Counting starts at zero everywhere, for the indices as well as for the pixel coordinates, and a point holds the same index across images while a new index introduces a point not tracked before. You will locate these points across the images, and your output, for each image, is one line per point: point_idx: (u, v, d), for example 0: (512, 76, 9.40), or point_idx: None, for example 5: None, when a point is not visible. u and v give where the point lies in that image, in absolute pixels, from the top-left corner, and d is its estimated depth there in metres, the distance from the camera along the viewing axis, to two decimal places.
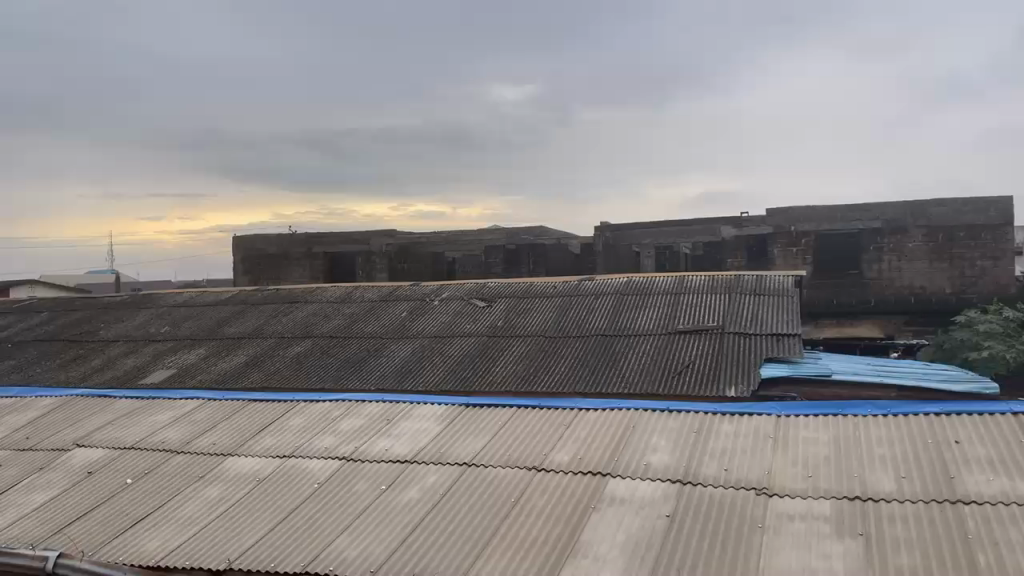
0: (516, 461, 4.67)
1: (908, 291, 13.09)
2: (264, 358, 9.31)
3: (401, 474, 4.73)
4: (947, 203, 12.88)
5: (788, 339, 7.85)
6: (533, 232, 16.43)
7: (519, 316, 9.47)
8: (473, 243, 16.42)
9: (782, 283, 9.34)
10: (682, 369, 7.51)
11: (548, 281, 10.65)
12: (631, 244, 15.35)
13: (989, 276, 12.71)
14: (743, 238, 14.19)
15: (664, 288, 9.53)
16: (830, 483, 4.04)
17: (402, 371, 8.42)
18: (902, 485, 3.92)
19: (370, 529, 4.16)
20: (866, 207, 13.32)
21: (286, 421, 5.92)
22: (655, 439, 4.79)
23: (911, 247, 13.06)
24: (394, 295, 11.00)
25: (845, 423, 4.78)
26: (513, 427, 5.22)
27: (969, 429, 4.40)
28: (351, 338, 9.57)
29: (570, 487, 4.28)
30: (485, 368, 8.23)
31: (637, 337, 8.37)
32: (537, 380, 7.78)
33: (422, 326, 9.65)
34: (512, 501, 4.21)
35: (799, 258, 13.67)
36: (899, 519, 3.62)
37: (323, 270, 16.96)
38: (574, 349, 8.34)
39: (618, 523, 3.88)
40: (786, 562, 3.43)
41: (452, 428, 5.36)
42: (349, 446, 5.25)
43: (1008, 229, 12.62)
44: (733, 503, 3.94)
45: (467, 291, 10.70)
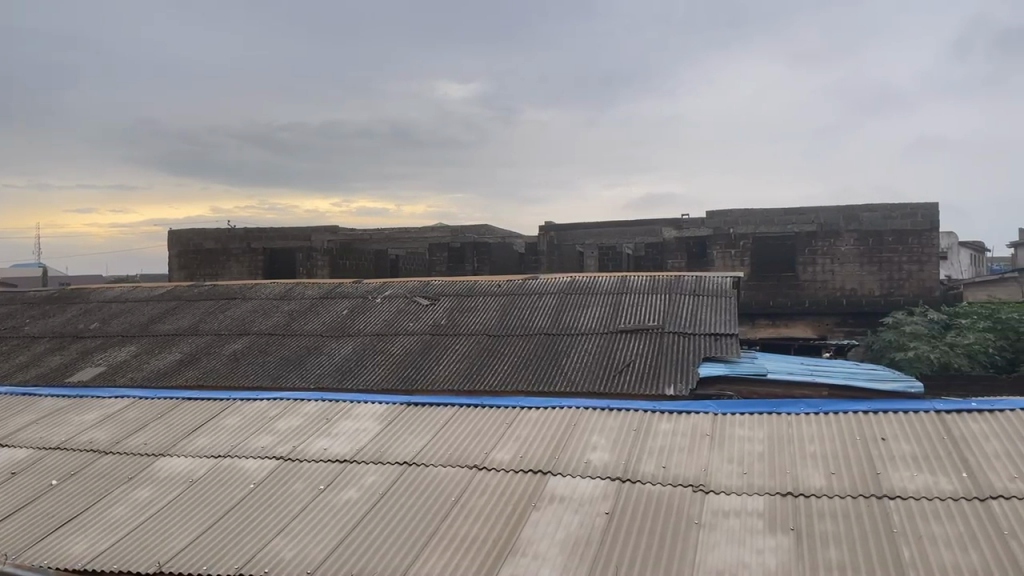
0: (457, 461, 4.65)
1: (840, 293, 13.52)
2: (198, 356, 9.07)
3: (340, 474, 4.66)
4: (876, 209, 13.34)
5: (726, 339, 8.03)
6: (477, 230, 16.39)
7: (462, 315, 9.45)
8: (416, 240, 16.28)
9: (721, 283, 9.54)
10: (623, 369, 7.60)
11: (492, 279, 10.65)
12: (575, 244, 15.61)
13: (915, 279, 13.24)
14: (684, 240, 14.44)
15: (606, 287, 9.62)
16: (763, 480, 4.14)
17: (343, 369, 8.31)
18: (832, 481, 4.05)
19: (307, 530, 4.10)
20: (801, 211, 13.72)
21: (221, 420, 5.78)
22: (595, 437, 4.84)
23: (843, 250, 13.49)
24: (335, 292, 10.84)
25: (778, 422, 4.91)
26: (455, 426, 5.20)
27: (895, 426, 4.57)
28: (291, 336, 9.40)
29: (511, 486, 4.29)
30: (427, 367, 8.18)
31: (579, 336, 8.43)
32: (480, 379, 7.77)
33: (364, 324, 9.55)
34: (452, 501, 4.19)
35: (737, 260, 13.97)
36: (829, 514, 3.74)
37: (263, 266, 16.63)
38: (517, 348, 8.36)
39: (557, 522, 3.90)
40: (721, 558, 3.51)
41: (392, 428, 5.31)
42: (286, 445, 5.15)
43: (933, 235, 13.17)
44: (670, 500, 4.01)
45: (410, 289, 10.61)
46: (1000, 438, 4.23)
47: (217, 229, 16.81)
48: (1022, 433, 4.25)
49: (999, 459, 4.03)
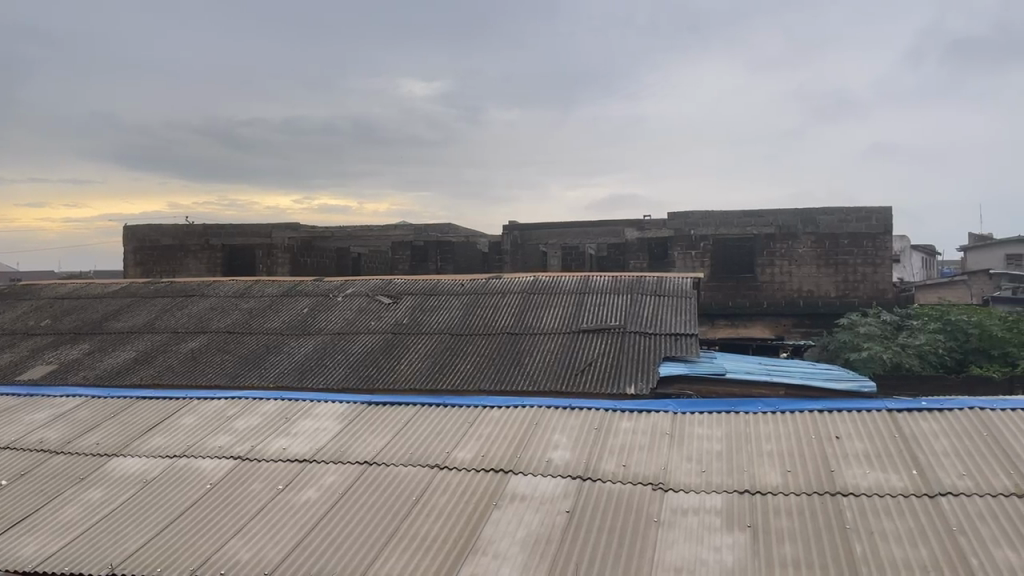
0: (418, 460, 4.63)
1: (797, 295, 13.77)
2: (154, 354, 8.89)
3: (299, 474, 4.61)
4: (833, 212, 13.61)
5: (686, 339, 8.14)
6: (440, 229, 16.34)
7: (425, 314, 9.41)
8: (379, 238, 16.17)
9: (682, 284, 9.66)
10: (584, 368, 7.65)
11: (455, 278, 10.63)
12: (538, 243, 15.66)
13: (870, 282, 13.55)
14: (646, 240, 14.56)
15: (569, 287, 9.67)
16: (721, 478, 4.20)
17: (304, 368, 8.22)
18: (788, 478, 4.12)
19: (265, 531, 4.04)
20: (759, 214, 13.95)
21: (177, 419, 5.68)
22: (557, 436, 4.86)
23: (800, 252, 13.74)
24: (296, 290, 10.72)
25: (736, 420, 4.99)
26: (416, 426, 5.18)
27: (849, 425, 4.68)
28: (250, 334, 9.27)
29: (472, 485, 4.29)
30: (389, 366, 8.12)
31: (541, 335, 8.46)
32: (442, 378, 7.75)
33: (325, 323, 9.45)
34: (413, 500, 4.18)
35: (698, 261, 14.15)
36: (785, 511, 3.81)
37: (221, 263, 16.36)
38: (479, 347, 8.36)
39: (519, 520, 3.91)
40: (679, 555, 3.55)
41: (353, 427, 5.27)
42: (244, 445, 5.08)
43: (887, 238, 13.50)
44: (630, 498, 4.05)
45: (372, 288, 10.54)
46: (949, 436, 4.35)
47: (175, 225, 16.49)
48: (970, 431, 4.38)
49: (948, 456, 4.14)
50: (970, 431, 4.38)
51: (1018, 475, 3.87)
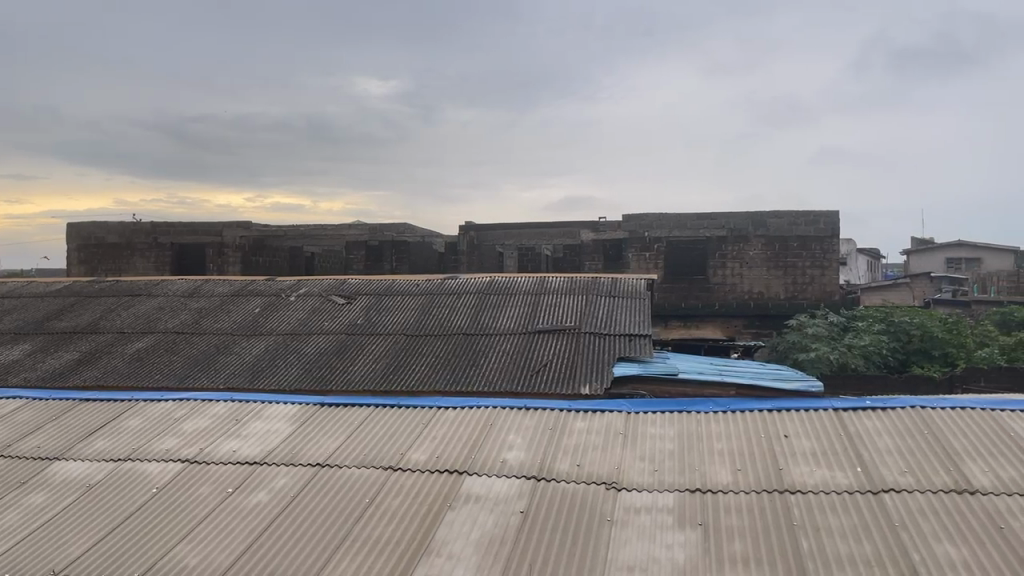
0: (372, 462, 4.60)
1: (747, 296, 14.03)
2: (99, 355, 8.65)
3: (249, 477, 4.54)
4: (783, 215, 13.91)
5: (640, 339, 8.23)
6: (396, 228, 16.24)
7: (380, 314, 9.34)
8: (333, 238, 16.00)
9: (636, 285, 9.76)
10: (540, 368, 7.68)
11: (410, 278, 10.57)
12: (494, 245, 15.68)
13: (817, 284, 13.87)
14: (601, 242, 14.69)
15: (525, 288, 9.69)
16: (674, 477, 4.26)
17: (255, 369, 8.10)
18: (738, 477, 4.19)
19: (213, 535, 3.97)
20: (712, 216, 14.19)
21: (122, 422, 5.53)
22: (511, 437, 4.86)
23: (751, 254, 14.00)
24: (247, 289, 10.53)
25: (688, 419, 5.06)
26: (370, 427, 5.13)
27: (797, 424, 4.78)
28: (199, 335, 9.08)
29: (426, 486, 4.27)
30: (342, 367, 8.04)
31: (497, 336, 8.47)
32: (397, 379, 7.70)
33: (277, 323, 9.32)
34: (367, 502, 4.14)
35: (652, 263, 14.34)
36: (735, 509, 3.88)
37: (170, 261, 16.01)
38: (434, 347, 8.32)
39: (473, 521, 3.91)
40: (632, 553, 3.58)
41: (305, 428, 5.20)
42: (192, 448, 4.97)
43: (834, 242, 13.84)
44: (584, 498, 4.07)
45: (326, 288, 10.42)
46: (892, 434, 4.48)
47: (122, 222, 16.08)
48: (912, 429, 4.52)
49: (891, 454, 4.26)
50: (912, 429, 4.51)
51: (957, 472, 4.00)
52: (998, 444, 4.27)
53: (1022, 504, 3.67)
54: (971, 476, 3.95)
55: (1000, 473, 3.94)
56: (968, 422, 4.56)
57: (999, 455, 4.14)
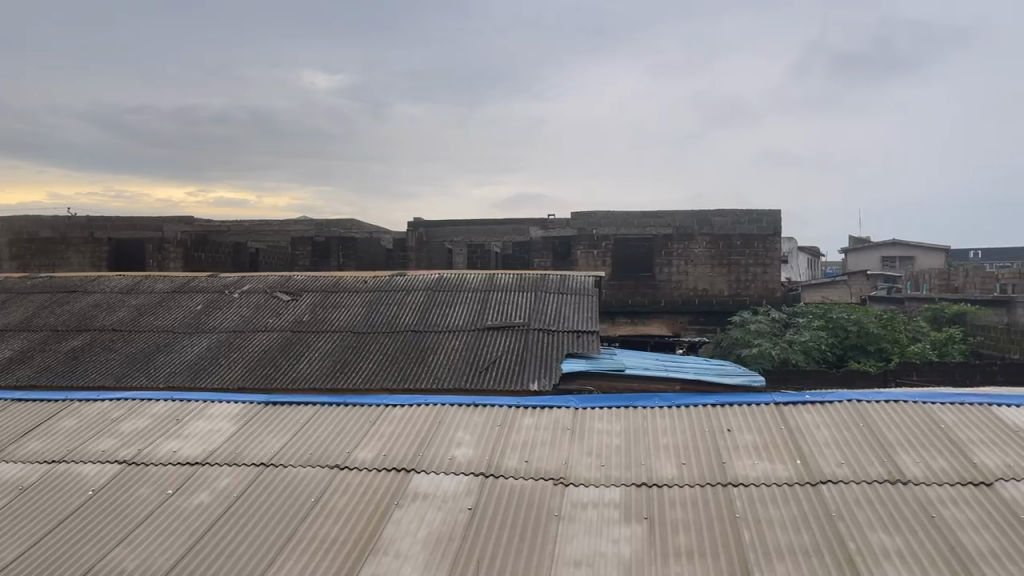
0: (318, 460, 4.54)
1: (693, 293, 14.27)
2: (31, 354, 8.34)
3: (190, 478, 4.43)
4: (727, 214, 14.22)
5: (587, 336, 8.30)
6: (343, 224, 16.05)
7: (327, 311, 9.22)
8: (279, 234, 15.69)
9: (584, 282, 9.84)
10: (488, 365, 7.68)
11: (358, 275, 10.44)
12: (443, 241, 15.60)
13: (760, 281, 14.18)
14: (550, 239, 14.78)
15: (473, 285, 9.68)
16: (620, 472, 4.31)
17: (196, 368, 7.91)
18: (682, 471, 4.27)
19: (153, 538, 3.87)
20: (658, 215, 14.42)
21: (56, 422, 5.35)
22: (460, 434, 4.85)
23: (696, 252, 14.23)
24: (189, 286, 10.27)
25: (634, 414, 5.13)
26: (316, 425, 5.07)
27: (739, 418, 4.89)
28: (138, 332, 8.83)
29: (373, 485, 4.23)
30: (288, 365, 7.91)
31: (446, 333, 8.44)
32: (344, 377, 7.61)
33: (220, 320, 9.11)
34: (312, 502, 4.08)
35: (600, 260, 14.47)
36: (680, 502, 3.94)
37: (107, 257, 15.52)
38: (382, 345, 8.25)
39: (420, 519, 3.89)
40: (578, 549, 3.62)
41: (249, 428, 5.10)
42: (130, 449, 4.83)
43: (776, 240, 14.17)
44: (532, 494, 4.09)
45: (270, 284, 10.23)
46: (830, 427, 4.62)
47: (55, 216, 15.52)
48: (847, 422, 4.67)
49: (829, 446, 4.39)
50: (848, 422, 4.66)
51: (891, 463, 4.15)
52: (929, 435, 4.44)
53: (951, 493, 3.82)
54: (904, 466, 4.10)
55: (931, 464, 4.10)
56: (902, 414, 4.72)
57: (930, 446, 4.30)
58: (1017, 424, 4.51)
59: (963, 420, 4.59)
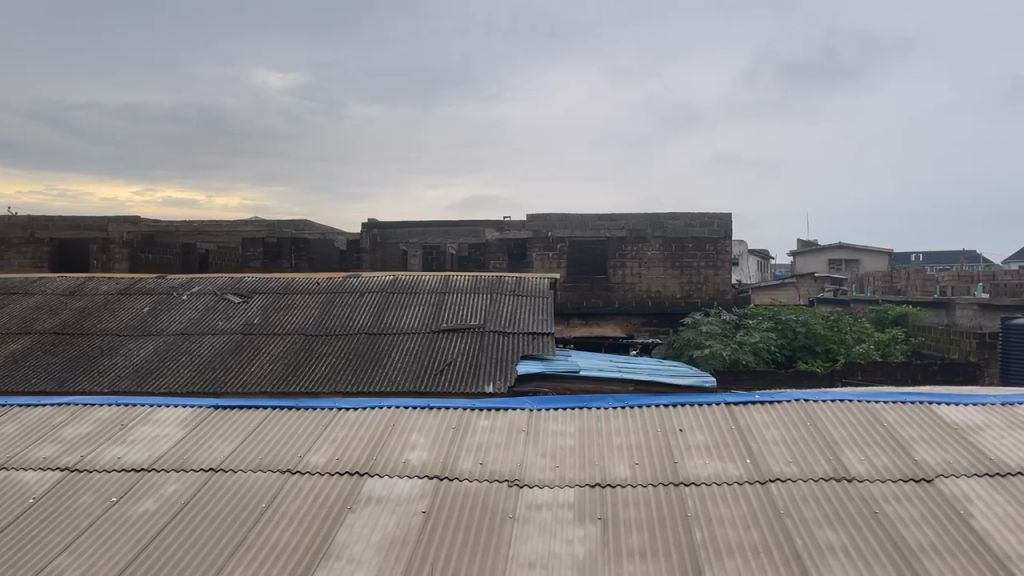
0: (268, 465, 4.47)
1: (646, 295, 14.43)
2: None
3: (135, 485, 4.32)
4: (679, 217, 14.42)
5: (542, 338, 8.34)
6: (296, 225, 15.84)
7: (278, 313, 9.07)
8: (229, 235, 15.48)
9: (539, 284, 9.88)
10: (443, 368, 7.65)
11: (311, 276, 10.31)
12: (397, 244, 15.55)
13: (711, 283, 14.40)
14: (505, 242, 14.80)
15: (428, 287, 9.63)
16: (574, 472, 4.34)
17: (142, 372, 7.72)
18: (635, 471, 4.31)
19: (97, 547, 3.77)
20: (612, 217, 14.55)
21: None
22: (413, 437, 4.82)
23: (649, 255, 14.39)
24: (134, 288, 10.02)
25: (588, 415, 5.17)
26: (267, 430, 4.98)
27: (691, 417, 4.96)
28: (81, 335, 8.58)
29: (325, 489, 4.18)
30: (238, 369, 7.77)
31: (401, 335, 8.38)
32: (296, 380, 7.51)
33: (167, 323, 8.90)
34: (263, 508, 4.01)
35: (555, 262, 14.58)
36: (633, 502, 3.98)
37: (49, 258, 15.07)
38: (335, 348, 8.15)
39: (373, 523, 3.85)
40: (533, 550, 3.63)
41: (198, 432, 4.99)
42: (73, 455, 4.69)
43: (727, 243, 14.42)
44: (486, 496, 4.09)
45: (220, 286, 10.03)
46: (778, 426, 4.71)
47: None
48: (795, 421, 4.76)
49: (777, 445, 4.48)
50: (796, 422, 4.76)
51: (836, 460, 4.25)
52: (874, 433, 4.56)
53: (894, 489, 3.93)
54: (849, 464, 4.20)
55: (874, 461, 4.21)
56: (848, 413, 4.85)
57: (875, 444, 4.42)
58: (956, 421, 4.67)
59: (904, 418, 4.74)
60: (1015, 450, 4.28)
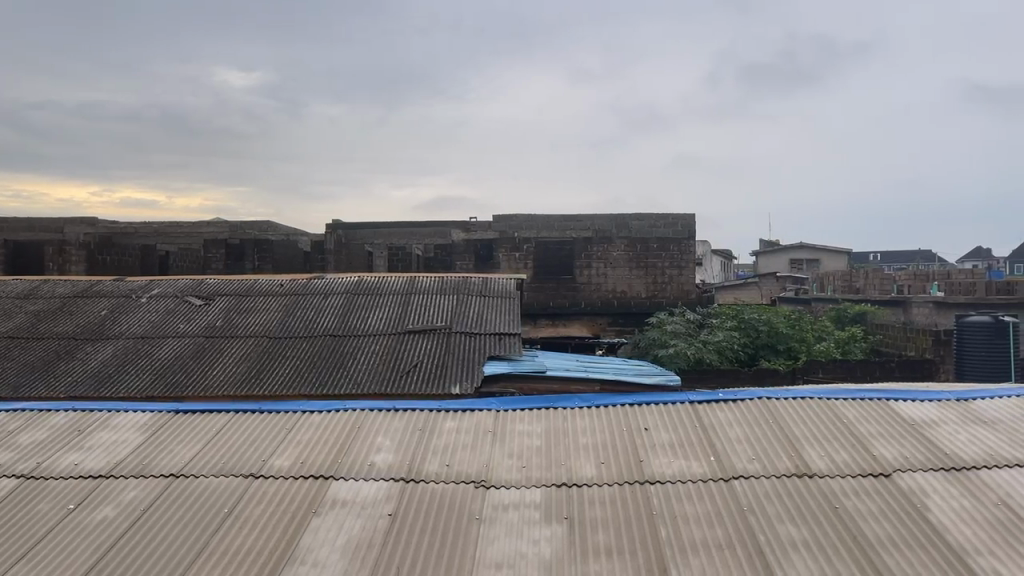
0: (231, 470, 4.40)
1: (611, 295, 14.53)
2: None
3: (93, 492, 4.22)
4: (643, 218, 14.53)
5: (509, 338, 8.35)
6: (259, 226, 15.65)
7: (241, 316, 8.95)
8: (190, 236, 15.36)
9: (506, 284, 9.88)
10: (410, 369, 7.62)
11: (275, 278, 10.20)
12: (363, 244, 15.41)
13: (675, 283, 14.54)
14: (471, 242, 14.79)
15: (394, 288, 9.58)
16: (541, 473, 4.35)
17: (101, 376, 7.56)
18: (601, 470, 4.33)
19: (54, 556, 3.68)
20: (578, 218, 14.62)
21: None
22: (379, 439, 4.79)
23: (615, 255, 14.49)
24: (92, 290, 9.80)
25: (555, 415, 5.18)
26: (229, 434, 4.91)
27: (656, 416, 5.01)
28: (37, 339, 8.37)
29: (290, 493, 4.14)
30: (200, 372, 7.64)
31: (367, 337, 8.33)
32: (259, 384, 7.41)
33: (125, 326, 8.72)
34: (225, 513, 3.95)
35: (521, 263, 14.62)
36: (599, 501, 4.00)
37: (4, 260, 14.72)
38: (300, 350, 8.06)
39: (338, 526, 3.82)
40: (499, 551, 3.63)
41: (158, 437, 4.90)
42: (28, 462, 4.57)
43: (691, 244, 14.57)
44: (453, 497, 4.08)
45: (181, 288, 9.86)
46: (742, 424, 4.78)
47: None
48: (758, 419, 4.83)
49: (741, 442, 4.54)
50: (759, 419, 4.83)
51: (798, 457, 4.32)
52: (834, 429, 4.64)
53: (854, 484, 4.01)
54: (810, 460, 4.27)
55: (835, 457, 4.29)
56: (809, 411, 4.93)
57: (835, 440, 4.50)
58: (912, 417, 4.78)
59: (864, 415, 4.83)
60: (970, 444, 4.39)
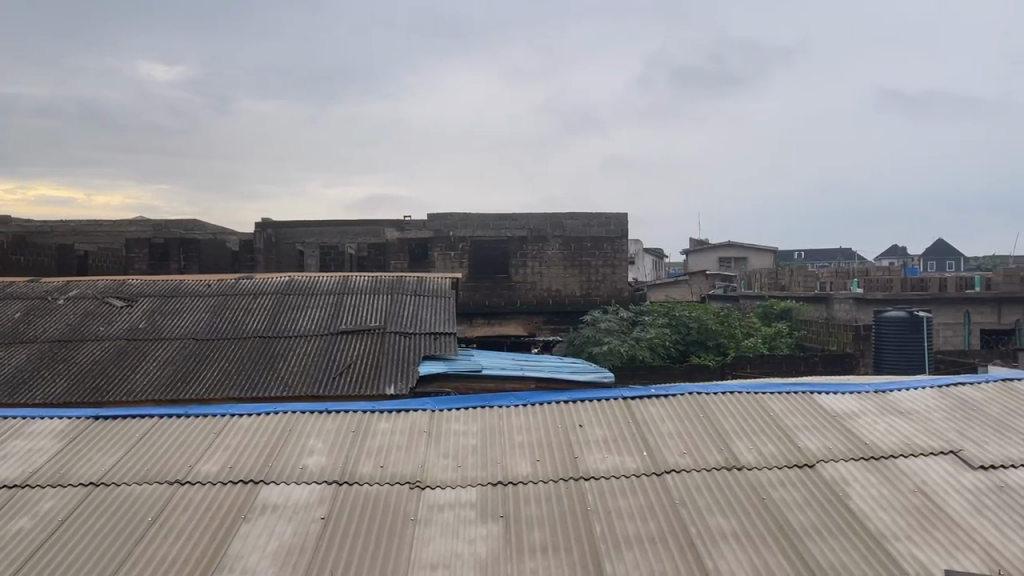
0: (156, 476, 4.25)
1: (546, 294, 14.63)
2: None
3: (7, 503, 4.02)
4: (577, 217, 14.66)
5: (444, 338, 8.31)
6: (184, 226, 15.20)
7: (165, 317, 8.66)
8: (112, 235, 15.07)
9: (440, 284, 9.84)
10: (342, 370, 7.52)
11: (200, 279, 9.88)
12: (294, 243, 15.12)
13: (609, 282, 14.72)
14: (406, 242, 14.66)
15: (326, 288, 9.43)
16: (476, 472, 4.34)
17: (13, 383, 7.20)
18: (537, 468, 4.35)
19: None
20: (513, 217, 14.65)
21: None
22: (312, 442, 4.70)
23: (549, 254, 14.59)
24: (4, 292, 9.32)
25: (490, 414, 5.17)
26: (154, 439, 4.74)
27: (590, 413, 5.06)
28: None
29: (219, 499, 4.02)
30: (122, 376, 7.36)
31: (297, 338, 8.16)
32: (186, 387, 7.19)
33: (41, 330, 8.32)
34: (149, 522, 3.81)
35: (456, 262, 14.59)
36: (535, 499, 4.02)
37: None
38: (228, 353, 7.85)
39: (269, 532, 3.73)
40: (435, 551, 3.61)
41: (77, 445, 4.69)
42: None
43: (623, 242, 14.77)
44: (387, 499, 4.04)
45: (100, 290, 9.47)
46: (673, 419, 4.87)
47: None
48: (689, 414, 4.93)
49: (673, 437, 4.63)
50: (690, 414, 4.93)
51: (727, 450, 4.42)
52: (761, 423, 4.77)
53: (780, 475, 4.14)
54: (739, 453, 4.39)
55: (762, 450, 4.42)
56: (737, 405, 5.05)
57: (762, 433, 4.63)
58: (835, 409, 4.96)
59: (789, 408, 4.98)
60: (888, 435, 4.58)
